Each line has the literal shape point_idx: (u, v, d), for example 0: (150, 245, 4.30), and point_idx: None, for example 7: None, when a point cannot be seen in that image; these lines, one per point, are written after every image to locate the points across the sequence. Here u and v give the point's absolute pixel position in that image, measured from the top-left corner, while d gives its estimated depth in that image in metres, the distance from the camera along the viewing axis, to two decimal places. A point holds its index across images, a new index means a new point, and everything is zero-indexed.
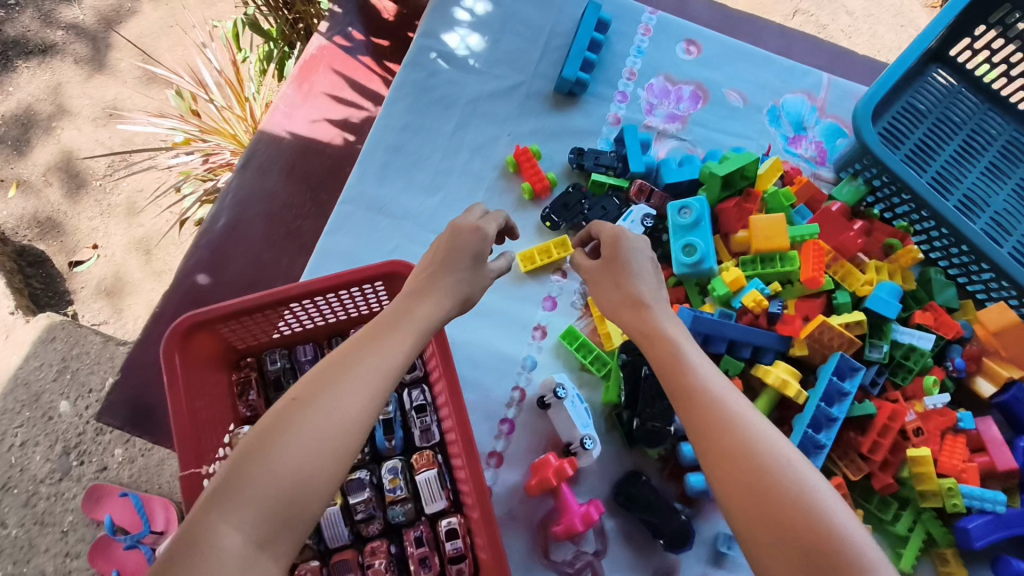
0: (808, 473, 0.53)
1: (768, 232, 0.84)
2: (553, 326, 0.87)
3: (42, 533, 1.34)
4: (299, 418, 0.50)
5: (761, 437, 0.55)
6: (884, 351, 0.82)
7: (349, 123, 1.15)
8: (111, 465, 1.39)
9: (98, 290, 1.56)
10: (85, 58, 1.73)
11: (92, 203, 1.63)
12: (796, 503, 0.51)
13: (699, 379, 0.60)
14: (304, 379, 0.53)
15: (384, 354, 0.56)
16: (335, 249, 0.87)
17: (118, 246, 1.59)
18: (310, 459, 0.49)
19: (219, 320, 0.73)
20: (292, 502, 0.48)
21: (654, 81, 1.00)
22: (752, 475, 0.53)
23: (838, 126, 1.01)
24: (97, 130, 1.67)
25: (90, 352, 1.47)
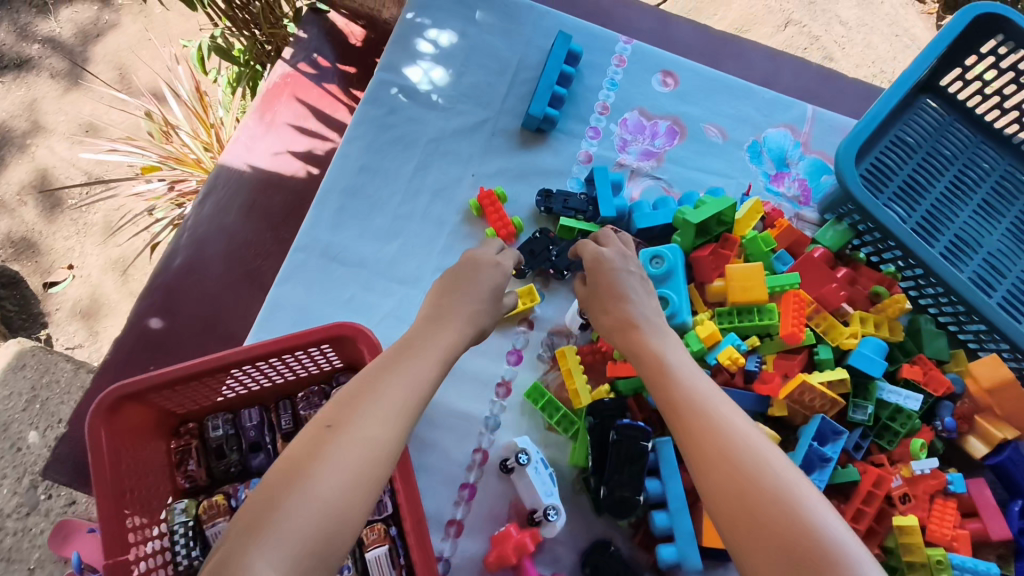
0: (785, 468, 0.51)
1: (745, 283, 0.79)
2: (518, 382, 0.82)
3: (7, 570, 1.28)
4: (335, 446, 0.52)
5: (741, 435, 0.53)
6: (869, 413, 0.77)
7: (313, 155, 1.09)
8: (80, 499, 1.34)
9: (73, 312, 1.52)
10: (62, 72, 1.69)
11: (68, 222, 1.58)
12: (772, 500, 0.48)
13: (683, 386, 0.59)
14: (330, 408, 0.56)
15: (404, 379, 0.59)
16: (285, 302, 0.81)
17: (94, 266, 1.54)
18: (342, 481, 0.51)
19: (152, 389, 0.68)
20: (331, 528, 0.49)
21: (628, 115, 0.95)
22: (731, 471, 0.51)
23: (822, 162, 0.97)
24: (72, 148, 1.62)
25: (60, 381, 1.40)
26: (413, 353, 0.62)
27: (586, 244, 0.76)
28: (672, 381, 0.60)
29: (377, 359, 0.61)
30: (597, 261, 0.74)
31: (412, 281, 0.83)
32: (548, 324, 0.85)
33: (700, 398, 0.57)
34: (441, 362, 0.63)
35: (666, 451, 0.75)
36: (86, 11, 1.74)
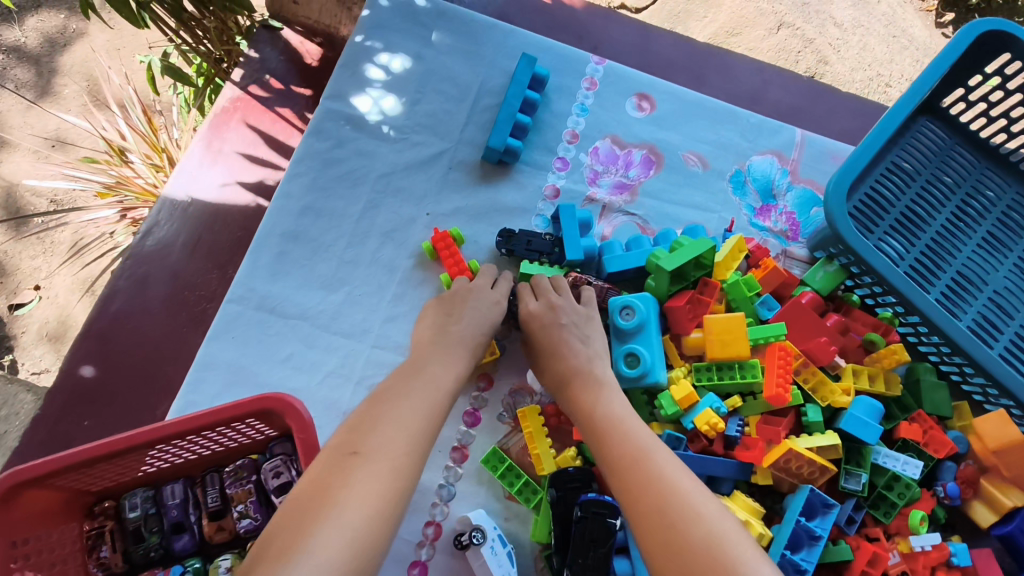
0: (719, 519, 0.49)
1: (723, 336, 0.72)
2: (476, 447, 0.75)
3: None
4: (362, 471, 0.51)
5: (674, 487, 0.52)
6: (863, 483, 0.69)
7: (264, 185, 1.03)
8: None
9: (40, 335, 1.46)
10: (28, 83, 1.61)
11: (34, 240, 1.51)
12: (705, 557, 0.47)
13: (623, 435, 0.58)
14: (345, 434, 0.55)
15: (413, 402, 0.58)
16: (216, 360, 0.75)
17: (62, 286, 1.48)
18: (375, 506, 0.49)
19: (54, 472, 0.60)
20: (361, 555, 0.46)
21: (599, 144, 0.88)
22: (664, 525, 0.49)
23: (812, 193, 0.89)
24: (37, 163, 1.55)
25: (21, 412, 1.39)
26: (420, 375, 0.62)
27: (523, 297, 0.74)
28: (610, 432, 0.59)
29: (382, 387, 0.60)
30: (526, 317, 0.72)
31: (358, 335, 0.78)
32: (510, 378, 0.79)
33: (635, 451, 0.56)
34: (450, 384, 0.63)
35: None
36: (52, 18, 1.65)
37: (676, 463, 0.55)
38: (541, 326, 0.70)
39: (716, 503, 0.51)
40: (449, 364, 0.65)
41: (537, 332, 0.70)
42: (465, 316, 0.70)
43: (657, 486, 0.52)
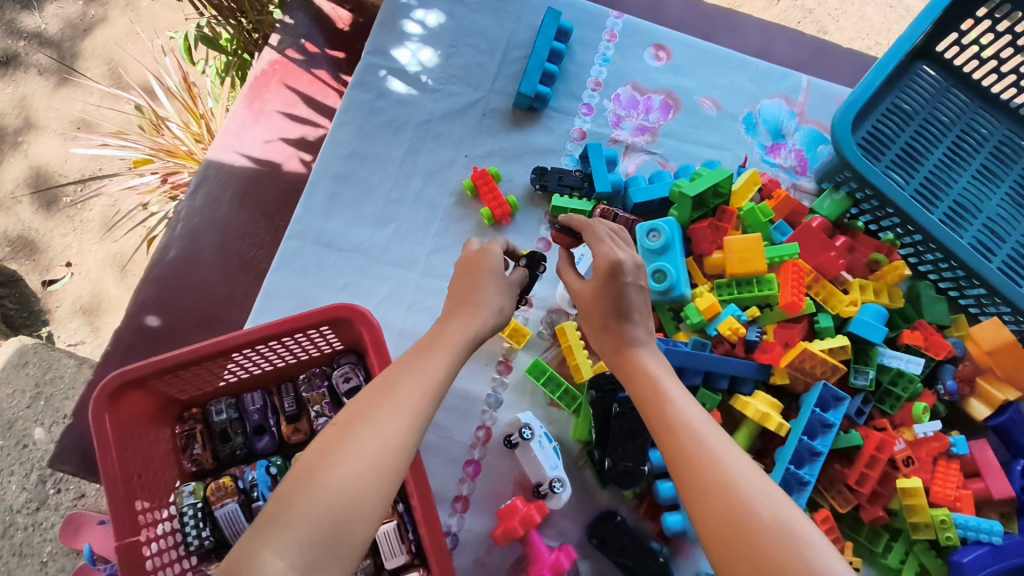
0: (784, 504, 0.48)
1: (743, 254, 0.79)
2: (518, 361, 0.83)
3: (21, 564, 1.40)
4: (356, 438, 0.47)
5: (735, 471, 0.50)
6: (870, 378, 0.77)
7: (305, 142, 1.11)
8: (89, 493, 1.43)
9: (74, 309, 1.56)
10: (50, 68, 1.72)
11: (64, 219, 1.62)
12: (775, 540, 0.46)
13: (672, 411, 0.56)
14: (356, 403, 0.51)
15: (433, 369, 0.55)
16: (279, 289, 0.82)
17: (92, 262, 1.59)
18: (363, 479, 0.46)
19: (153, 374, 0.68)
20: (346, 523, 0.44)
21: (621, 91, 0.94)
22: (726, 510, 0.48)
23: (819, 132, 0.95)
24: (65, 144, 1.66)
25: (64, 376, 1.50)
26: (443, 343, 0.58)
27: (602, 244, 0.66)
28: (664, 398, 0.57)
29: (401, 358, 0.56)
30: (612, 269, 0.64)
31: (408, 265, 0.84)
32: (546, 302, 0.85)
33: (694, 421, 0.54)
34: (467, 347, 0.60)
35: None
36: (71, 4, 1.75)
37: (731, 443, 0.53)
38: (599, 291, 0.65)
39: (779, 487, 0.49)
40: (477, 321, 0.62)
41: (599, 292, 0.66)
42: (487, 285, 0.66)
43: (718, 459, 0.51)
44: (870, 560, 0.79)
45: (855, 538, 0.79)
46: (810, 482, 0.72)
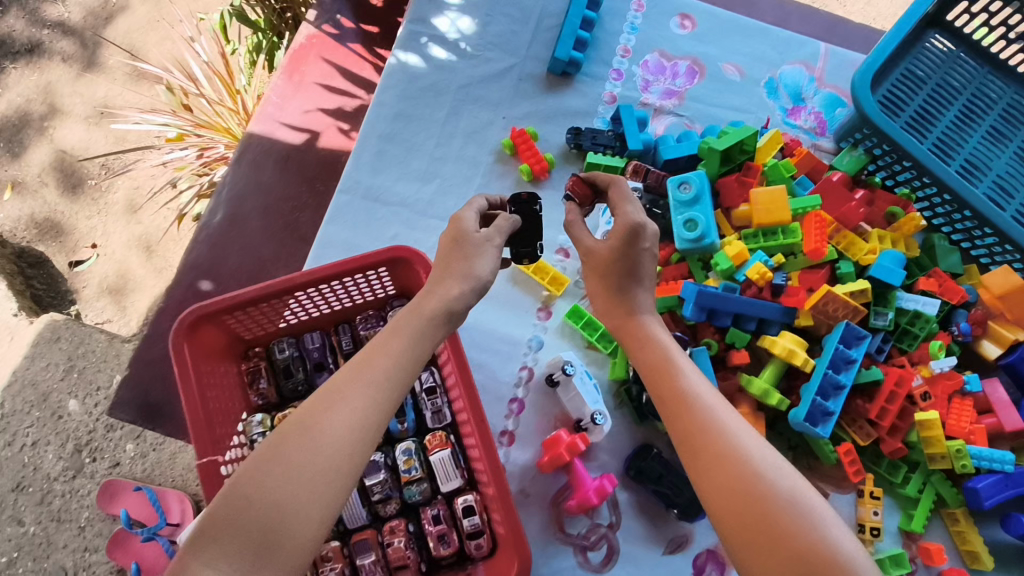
0: (798, 479, 0.54)
1: (769, 205, 0.84)
2: (558, 307, 0.87)
3: (59, 529, 1.44)
4: (295, 447, 0.51)
5: (751, 447, 0.56)
6: (889, 318, 0.82)
7: (343, 112, 1.15)
8: (124, 460, 1.46)
9: (100, 290, 1.63)
10: (74, 56, 1.81)
11: (89, 202, 1.70)
12: (788, 510, 0.52)
13: (684, 390, 0.62)
14: (307, 406, 0.54)
15: (383, 372, 0.56)
16: (333, 240, 0.87)
17: (117, 244, 1.66)
18: (305, 484, 0.49)
19: (224, 310, 0.73)
20: (281, 527, 0.48)
21: (649, 57, 0.99)
22: (742, 480, 0.54)
23: (837, 96, 0.99)
24: (90, 129, 1.74)
25: (95, 351, 1.53)
26: (398, 337, 0.59)
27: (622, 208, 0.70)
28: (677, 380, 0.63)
29: (356, 354, 0.57)
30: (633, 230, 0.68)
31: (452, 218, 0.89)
32: None
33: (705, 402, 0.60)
34: (426, 332, 0.60)
35: (701, 359, 0.81)
36: None
37: (744, 423, 0.59)
38: (619, 251, 0.69)
39: (791, 464, 0.56)
40: (444, 300, 0.62)
41: (614, 253, 0.70)
42: (479, 251, 0.65)
43: (730, 437, 0.57)
44: (889, 490, 0.85)
45: (876, 471, 0.85)
46: (835, 413, 0.78)
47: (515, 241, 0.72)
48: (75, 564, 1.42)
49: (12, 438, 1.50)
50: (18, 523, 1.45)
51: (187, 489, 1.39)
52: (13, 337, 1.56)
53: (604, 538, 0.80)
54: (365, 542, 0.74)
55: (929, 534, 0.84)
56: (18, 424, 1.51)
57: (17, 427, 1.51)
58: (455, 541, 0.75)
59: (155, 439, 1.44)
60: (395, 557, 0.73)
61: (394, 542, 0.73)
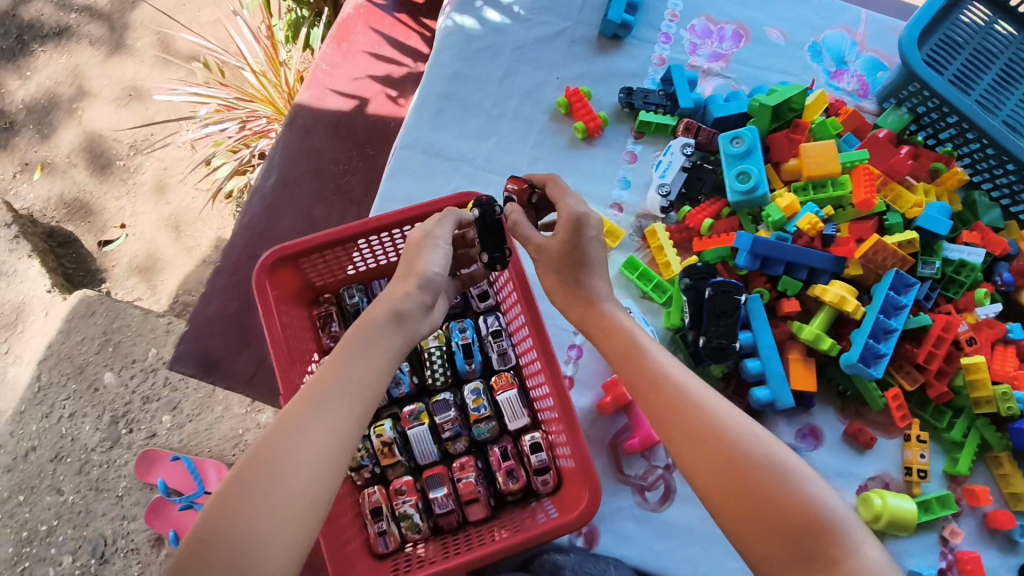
0: (775, 443, 0.54)
1: (820, 159, 0.87)
2: (612, 259, 0.90)
3: (98, 498, 1.40)
4: (265, 469, 0.49)
5: (727, 421, 0.55)
6: (937, 267, 0.86)
7: (390, 79, 1.18)
8: (160, 432, 1.43)
9: (130, 269, 1.63)
10: (101, 39, 1.83)
11: (117, 182, 1.70)
12: (768, 474, 0.51)
13: (657, 375, 0.61)
14: (278, 423, 0.52)
15: (342, 386, 0.55)
16: (395, 194, 0.89)
17: (147, 223, 1.66)
18: (282, 508, 0.48)
19: (303, 253, 0.76)
20: (260, 558, 0.46)
21: (696, 22, 1.01)
22: (722, 455, 0.53)
23: (878, 60, 1.02)
24: (118, 110, 1.76)
25: (131, 324, 1.52)
26: (356, 348, 0.58)
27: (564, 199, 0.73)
28: (647, 366, 0.62)
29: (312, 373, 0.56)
30: (575, 222, 0.72)
31: (510, 172, 0.92)
32: (636, 207, 0.92)
33: (676, 383, 0.60)
34: (379, 344, 0.60)
35: (755, 305, 0.84)
36: None
37: (716, 399, 0.59)
38: (567, 244, 0.72)
39: (767, 431, 0.55)
40: (391, 304, 0.62)
41: (564, 246, 0.72)
42: (429, 251, 0.68)
43: (704, 412, 0.57)
44: (934, 436, 0.88)
45: (922, 416, 0.88)
46: (886, 355, 0.81)
47: (488, 240, 0.73)
48: (115, 531, 1.38)
49: (49, 410, 1.48)
50: (57, 492, 1.42)
51: (224, 458, 1.39)
52: (49, 313, 1.56)
53: (662, 479, 0.83)
54: (436, 477, 0.76)
55: (974, 476, 0.87)
56: (54, 397, 1.48)
57: (54, 399, 1.48)
58: (523, 477, 0.77)
59: (192, 410, 1.44)
60: (466, 492, 0.76)
61: (465, 477, 0.76)
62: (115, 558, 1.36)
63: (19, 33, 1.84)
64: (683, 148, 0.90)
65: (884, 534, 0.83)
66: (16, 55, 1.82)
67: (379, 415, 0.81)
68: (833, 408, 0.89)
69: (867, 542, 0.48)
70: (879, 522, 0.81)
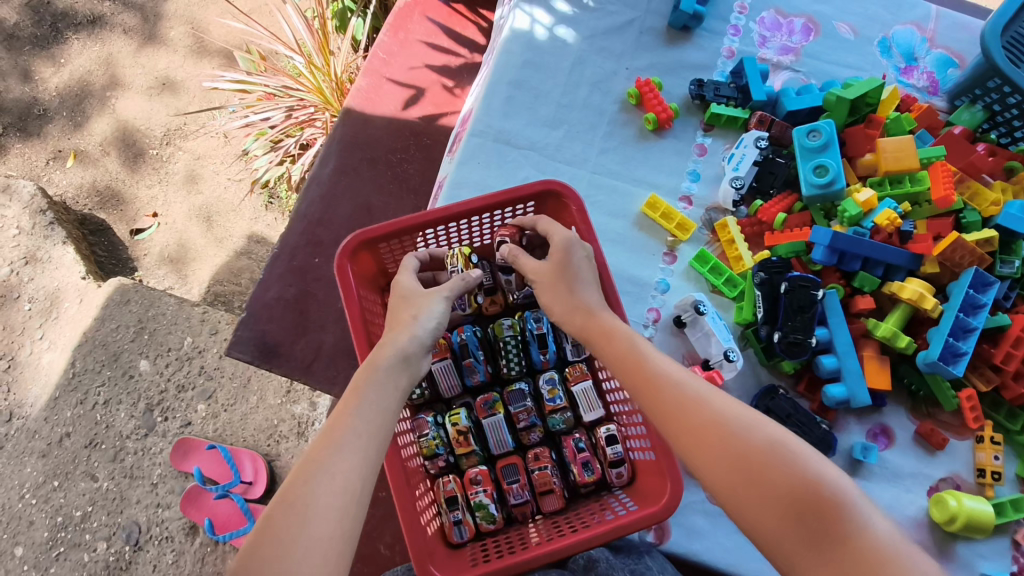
0: (777, 428, 0.52)
1: (898, 153, 0.86)
2: (683, 252, 0.89)
3: (132, 485, 1.38)
4: (292, 517, 0.48)
5: (725, 411, 0.53)
6: (1017, 266, 0.84)
7: (447, 69, 1.17)
8: (195, 420, 1.43)
9: (161, 258, 1.62)
10: (134, 28, 1.82)
11: (150, 171, 1.69)
12: (771, 458, 0.49)
13: (653, 374, 0.58)
14: (297, 470, 0.51)
15: (355, 425, 0.55)
16: (467, 180, 0.89)
17: (178, 213, 1.65)
18: (312, 557, 0.46)
19: (382, 238, 0.76)
20: None
21: (766, 14, 1.00)
22: (724, 445, 0.51)
23: (949, 57, 1.01)
24: (150, 100, 1.74)
25: (167, 313, 1.51)
26: (367, 388, 0.58)
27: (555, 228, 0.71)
28: (644, 365, 0.59)
29: (327, 419, 0.56)
30: (567, 243, 0.70)
31: (579, 162, 0.92)
32: (706, 201, 0.92)
33: (674, 379, 0.57)
34: (388, 381, 0.60)
35: (831, 300, 0.83)
36: None
37: (715, 390, 0.56)
38: (559, 263, 0.69)
39: (769, 416, 0.53)
40: (395, 346, 0.62)
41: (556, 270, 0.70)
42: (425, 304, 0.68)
43: (704, 405, 0.54)
44: (1007, 439, 0.86)
45: (995, 417, 0.86)
46: (966, 353, 0.80)
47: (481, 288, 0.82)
48: (149, 519, 1.36)
49: (83, 397, 1.46)
50: (91, 479, 1.40)
51: (260, 449, 1.38)
52: (83, 299, 1.54)
53: None
54: (513, 467, 0.76)
55: None
56: (89, 383, 1.46)
57: (88, 386, 1.46)
58: (598, 469, 0.76)
59: (229, 399, 1.43)
60: (541, 483, 0.75)
61: (541, 468, 0.76)
62: (148, 546, 1.34)
63: (53, 20, 1.81)
64: (756, 141, 0.89)
65: (958, 535, 0.80)
66: (49, 43, 1.79)
67: (453, 404, 0.81)
68: (904, 407, 0.88)
69: (876, 514, 0.46)
70: (955, 523, 0.78)
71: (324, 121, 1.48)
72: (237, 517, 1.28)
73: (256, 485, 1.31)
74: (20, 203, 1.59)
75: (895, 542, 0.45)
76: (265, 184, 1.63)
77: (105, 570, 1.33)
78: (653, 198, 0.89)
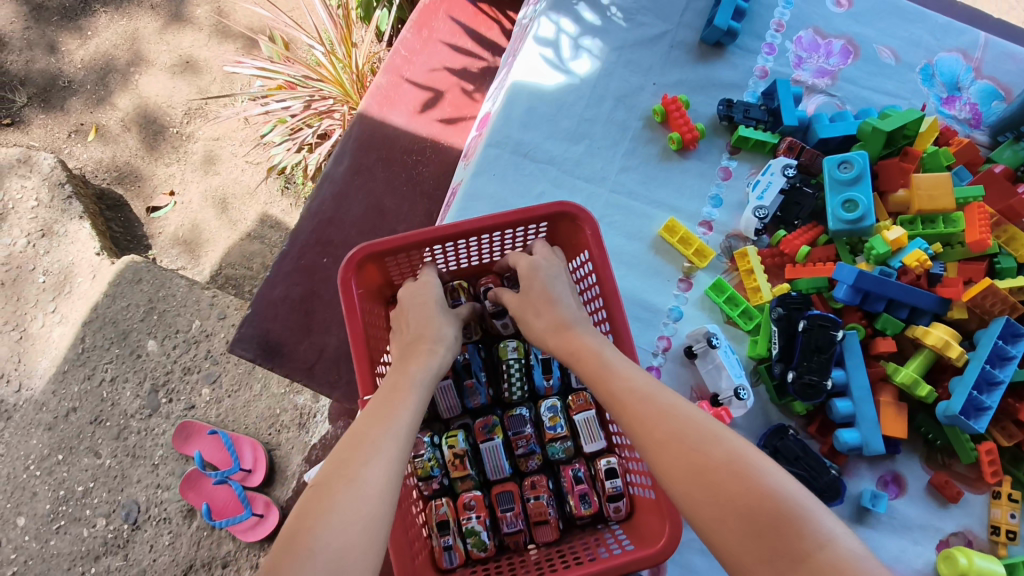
0: (741, 442, 0.49)
1: (933, 191, 0.82)
2: (700, 279, 0.86)
3: (133, 464, 1.39)
4: (344, 494, 0.47)
5: (688, 424, 0.51)
6: None
7: (468, 72, 1.14)
8: (199, 404, 1.43)
9: (175, 238, 1.61)
10: (161, 5, 1.81)
11: (169, 150, 1.68)
12: (730, 473, 0.47)
13: (621, 387, 0.56)
14: (348, 449, 0.51)
15: (403, 417, 0.55)
16: (481, 191, 0.86)
17: (195, 193, 1.64)
18: (345, 531, 0.46)
19: (388, 252, 0.73)
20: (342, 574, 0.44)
21: (803, 34, 0.96)
22: (686, 459, 0.49)
23: (995, 88, 0.95)
24: (173, 78, 1.73)
25: (176, 294, 1.50)
26: (411, 388, 0.59)
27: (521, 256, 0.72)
28: (613, 376, 0.57)
29: (371, 405, 0.56)
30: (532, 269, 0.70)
31: (598, 180, 0.89)
32: (726, 228, 0.88)
33: (643, 391, 0.55)
34: (429, 387, 0.61)
35: (852, 342, 0.80)
36: None
37: (683, 402, 0.53)
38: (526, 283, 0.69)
39: (732, 429, 0.50)
40: (428, 368, 0.62)
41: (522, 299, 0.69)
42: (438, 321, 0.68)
43: (669, 418, 0.52)
44: None
45: (1016, 473, 0.82)
46: (990, 409, 0.76)
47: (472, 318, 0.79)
48: (148, 499, 1.36)
49: (91, 372, 1.47)
50: (94, 455, 1.41)
51: (262, 438, 1.38)
52: (96, 275, 1.54)
53: None
54: (508, 494, 0.74)
55: None
56: (97, 359, 1.47)
57: (97, 362, 1.47)
58: (596, 503, 0.74)
59: (234, 385, 1.43)
60: (535, 512, 0.73)
61: (537, 497, 0.74)
62: (146, 526, 1.34)
63: None
64: (784, 169, 0.85)
65: None
66: (76, 15, 1.79)
67: (451, 425, 0.80)
68: (918, 456, 0.84)
69: (842, 532, 0.43)
70: None
71: (343, 113, 1.45)
72: (235, 505, 1.29)
73: (255, 472, 1.32)
74: (41, 174, 1.59)
75: (858, 556, 0.42)
76: (281, 170, 1.62)
77: (103, 546, 1.34)
78: (672, 221, 0.87)
